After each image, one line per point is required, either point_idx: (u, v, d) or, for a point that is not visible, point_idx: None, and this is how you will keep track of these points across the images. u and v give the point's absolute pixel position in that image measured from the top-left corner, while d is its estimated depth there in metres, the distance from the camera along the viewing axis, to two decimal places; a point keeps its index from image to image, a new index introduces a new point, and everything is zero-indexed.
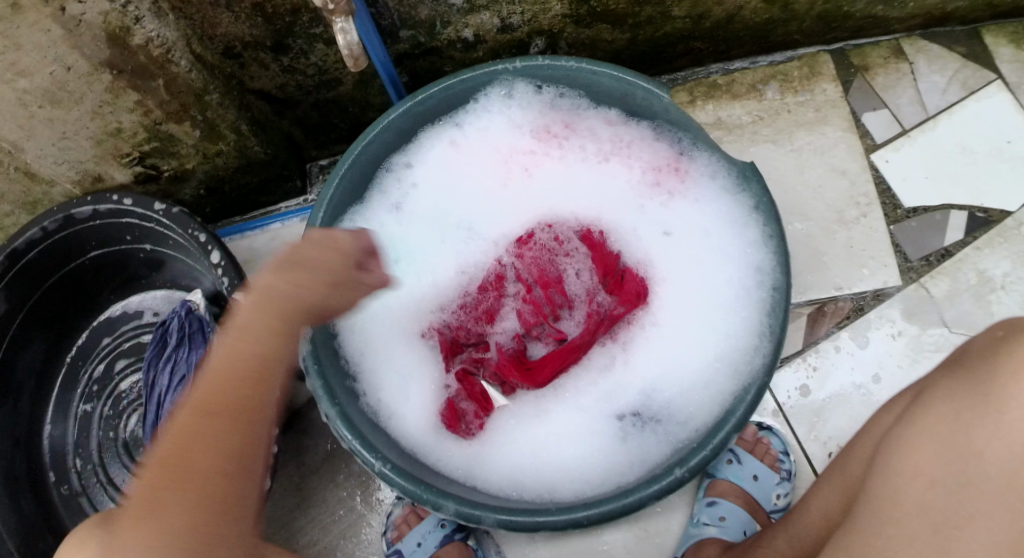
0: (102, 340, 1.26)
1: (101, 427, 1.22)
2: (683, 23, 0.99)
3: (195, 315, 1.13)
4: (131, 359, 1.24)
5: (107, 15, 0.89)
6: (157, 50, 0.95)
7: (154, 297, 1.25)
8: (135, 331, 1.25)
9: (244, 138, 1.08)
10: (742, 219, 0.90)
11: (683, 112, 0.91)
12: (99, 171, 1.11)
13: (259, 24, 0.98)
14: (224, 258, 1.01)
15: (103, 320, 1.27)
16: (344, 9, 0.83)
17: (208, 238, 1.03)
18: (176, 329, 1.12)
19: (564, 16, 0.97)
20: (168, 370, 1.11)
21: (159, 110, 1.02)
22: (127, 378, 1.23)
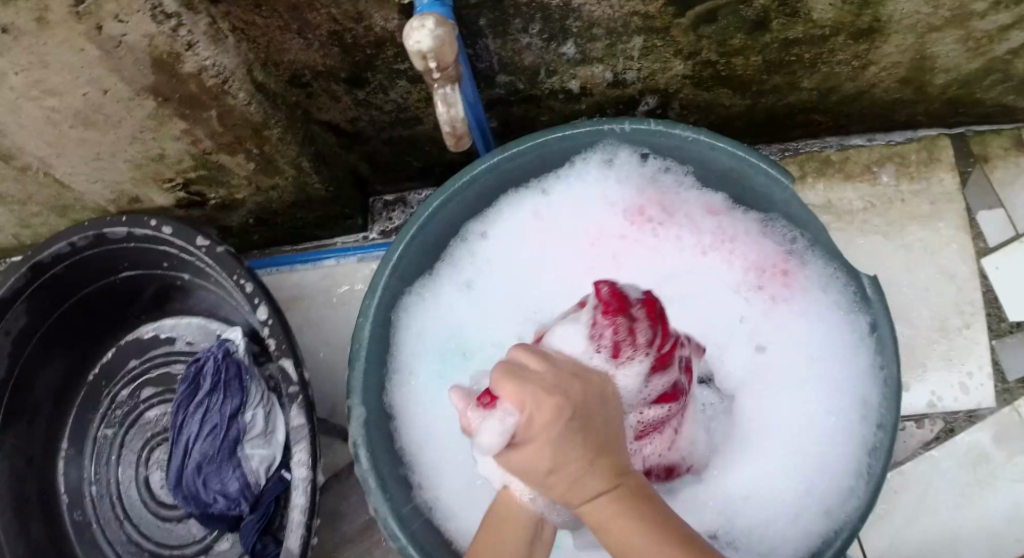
0: (129, 361, 1.11)
1: (120, 460, 1.08)
2: (809, 95, 0.94)
3: (231, 358, 1.00)
4: (158, 388, 1.09)
5: (152, 39, 0.73)
6: (212, 80, 0.79)
7: (189, 324, 1.10)
8: (166, 358, 1.10)
9: (304, 174, 0.95)
10: (851, 343, 0.84)
11: (803, 208, 0.85)
12: (138, 193, 0.96)
13: (335, 55, 0.84)
14: (272, 315, 0.87)
15: (131, 339, 1.12)
16: (451, 76, 0.70)
17: (256, 290, 0.89)
18: (211, 373, 0.99)
19: (684, 76, 0.91)
20: (199, 417, 0.98)
21: (210, 141, 0.87)
22: (153, 408, 1.09)
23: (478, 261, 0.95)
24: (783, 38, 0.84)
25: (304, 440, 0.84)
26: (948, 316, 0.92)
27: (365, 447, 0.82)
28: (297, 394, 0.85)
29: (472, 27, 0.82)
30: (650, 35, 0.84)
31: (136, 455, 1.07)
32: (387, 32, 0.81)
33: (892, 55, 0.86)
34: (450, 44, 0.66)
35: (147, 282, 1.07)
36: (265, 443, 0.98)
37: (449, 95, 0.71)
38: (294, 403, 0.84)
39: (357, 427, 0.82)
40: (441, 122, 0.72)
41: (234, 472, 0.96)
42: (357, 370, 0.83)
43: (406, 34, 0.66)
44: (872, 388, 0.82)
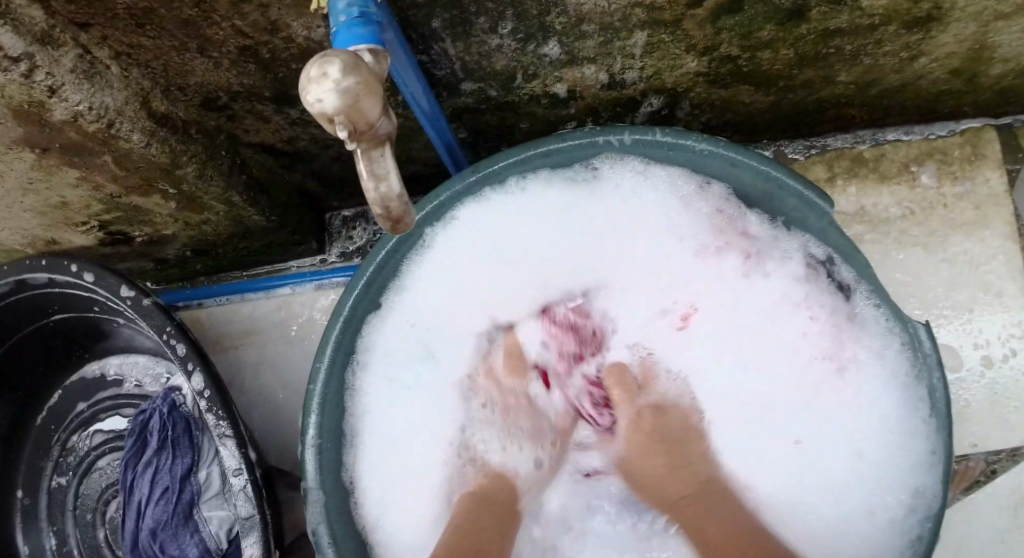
0: (76, 407, 0.91)
1: (76, 516, 0.88)
2: (845, 89, 0.77)
3: (179, 412, 0.82)
4: (109, 436, 0.89)
5: (3, 89, 0.55)
6: (93, 126, 0.60)
7: (136, 363, 0.90)
8: (114, 403, 0.89)
9: (238, 208, 0.77)
10: (904, 412, 0.69)
11: (846, 238, 0.68)
12: (52, 237, 0.78)
13: (253, 72, 0.65)
14: (208, 387, 0.70)
15: (77, 383, 0.92)
16: (378, 137, 0.48)
17: (189, 353, 0.71)
18: (156, 430, 0.81)
19: (697, 74, 0.74)
20: (146, 481, 0.80)
21: (114, 185, 0.69)
22: (104, 457, 0.89)
23: (450, 282, 0.77)
24: (821, 28, 0.67)
25: (254, 534, 0.69)
26: (989, 343, 0.80)
27: (328, 534, 0.68)
28: (243, 483, 0.70)
29: (424, 28, 0.64)
30: (654, 30, 0.67)
31: (88, 514, 0.88)
32: (313, 42, 0.62)
33: (948, 45, 0.69)
34: (368, 96, 0.46)
35: (86, 325, 0.87)
36: (224, 504, 0.81)
37: (377, 162, 0.49)
38: (240, 491, 0.69)
39: (315, 513, 0.68)
40: (369, 200, 0.49)
41: (191, 539, 0.79)
42: (307, 444, 0.68)
43: (302, 87, 0.45)
44: (923, 474, 0.66)
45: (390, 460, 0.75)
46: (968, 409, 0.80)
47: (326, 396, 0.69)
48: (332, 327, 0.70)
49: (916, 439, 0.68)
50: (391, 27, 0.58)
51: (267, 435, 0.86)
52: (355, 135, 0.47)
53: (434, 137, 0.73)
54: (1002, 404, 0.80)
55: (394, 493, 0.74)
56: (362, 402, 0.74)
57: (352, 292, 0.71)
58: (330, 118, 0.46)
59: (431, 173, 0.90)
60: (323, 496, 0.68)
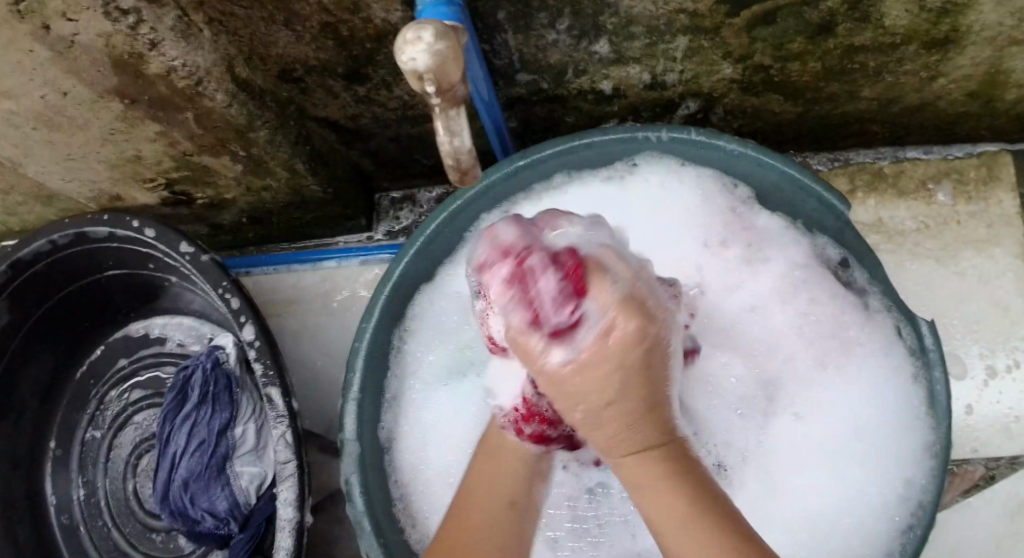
0: (118, 361, 0.96)
1: (109, 466, 0.92)
2: (868, 105, 0.82)
3: (221, 369, 0.86)
4: (148, 392, 0.93)
5: (109, 38, 0.60)
6: (183, 82, 0.66)
7: (179, 324, 0.94)
8: (155, 361, 0.94)
9: (299, 177, 0.82)
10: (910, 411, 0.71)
11: (860, 239, 0.74)
12: (119, 192, 0.83)
13: (329, 47, 0.71)
14: (260, 341, 0.74)
15: (120, 338, 0.96)
16: (457, 98, 0.54)
17: (243, 307, 0.76)
18: (197, 385, 0.85)
19: (732, 81, 0.80)
20: (185, 432, 0.84)
21: (189, 143, 0.74)
22: (142, 411, 0.92)
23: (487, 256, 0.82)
24: (850, 44, 0.73)
25: (290, 480, 0.72)
26: (994, 354, 0.85)
27: (360, 484, 0.71)
28: (283, 431, 0.73)
29: (488, 19, 0.71)
30: (697, 36, 0.73)
31: (121, 465, 0.92)
32: (388, 23, 0.68)
33: (963, 67, 0.75)
34: (453, 61, 0.51)
35: (136, 284, 0.92)
36: (256, 461, 0.84)
37: (452, 120, 0.55)
38: (281, 437, 0.73)
39: (348, 463, 0.71)
40: (443, 153, 0.57)
41: (222, 491, 0.83)
42: (349, 398, 0.72)
43: (398, 49, 0.51)
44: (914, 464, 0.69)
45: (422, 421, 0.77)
46: (972, 415, 0.84)
47: (370, 355, 0.74)
48: (380, 291, 0.75)
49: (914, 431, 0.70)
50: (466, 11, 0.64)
51: (301, 399, 0.89)
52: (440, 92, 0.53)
53: (486, 123, 0.78)
54: (1004, 412, 0.84)
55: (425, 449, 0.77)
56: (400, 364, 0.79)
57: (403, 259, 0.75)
58: (419, 77, 0.51)
59: (475, 162, 0.95)
60: (359, 449, 0.72)
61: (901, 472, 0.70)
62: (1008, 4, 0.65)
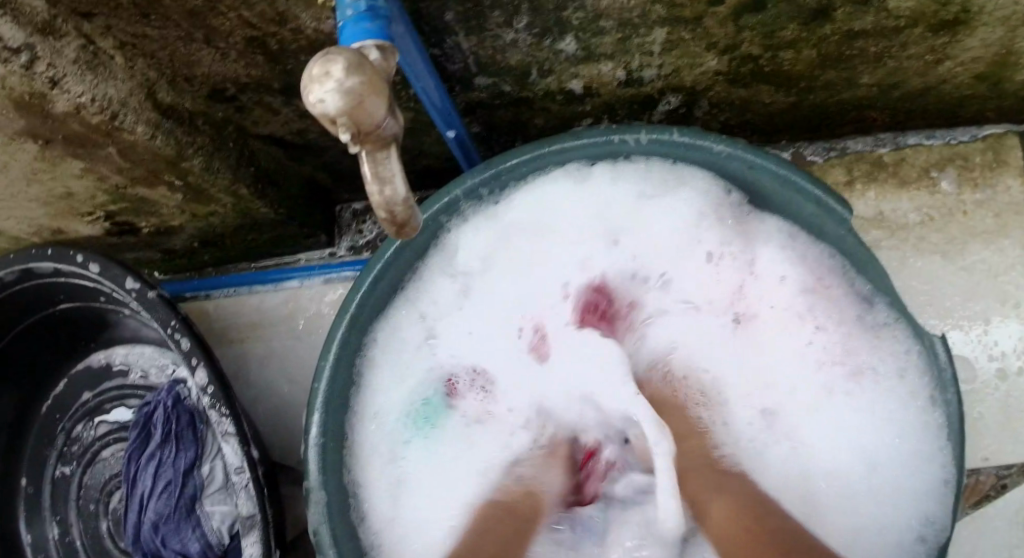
0: (80, 396, 0.86)
1: (76, 507, 0.83)
2: (867, 91, 0.74)
3: (183, 406, 0.79)
4: (114, 427, 0.84)
5: (3, 80, 0.53)
6: (96, 118, 0.59)
7: (141, 354, 0.86)
8: (119, 393, 0.85)
9: (245, 201, 0.76)
10: (917, 455, 0.66)
11: (863, 245, 0.67)
12: (59, 226, 0.76)
13: (261, 64, 0.64)
14: (214, 384, 0.68)
15: (79, 372, 0.87)
16: (383, 139, 0.47)
17: (193, 347, 0.70)
18: (160, 422, 0.78)
19: (716, 73, 0.72)
20: (149, 473, 0.76)
21: (119, 176, 0.67)
22: (108, 447, 0.83)
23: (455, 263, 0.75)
24: (846, 29, 0.64)
25: (255, 531, 0.68)
26: (1006, 355, 0.79)
27: (330, 533, 0.66)
28: (245, 481, 0.69)
29: (437, 22, 0.63)
30: (674, 27, 0.65)
31: (91, 504, 0.82)
32: (323, 35, 0.61)
33: (973, 49, 0.66)
34: (373, 98, 0.44)
35: (90, 313, 0.84)
36: (228, 499, 0.77)
37: (383, 165, 0.48)
38: (243, 485, 0.69)
39: (316, 513, 0.66)
40: (373, 205, 0.49)
41: (193, 533, 0.75)
42: (310, 442, 0.68)
43: (303, 87, 0.44)
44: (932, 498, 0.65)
45: (386, 464, 0.73)
46: (981, 420, 0.79)
47: (330, 394, 0.69)
48: (338, 325, 0.69)
49: (931, 467, 0.65)
50: (401, 21, 0.57)
51: (272, 429, 0.84)
52: (362, 135, 0.45)
53: (447, 136, 0.72)
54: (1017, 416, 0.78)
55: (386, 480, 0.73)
56: (365, 403, 0.73)
57: (363, 287, 0.70)
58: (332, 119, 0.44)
59: (442, 167, 0.88)
60: (325, 497, 0.67)
61: (913, 476, 0.66)
62: None
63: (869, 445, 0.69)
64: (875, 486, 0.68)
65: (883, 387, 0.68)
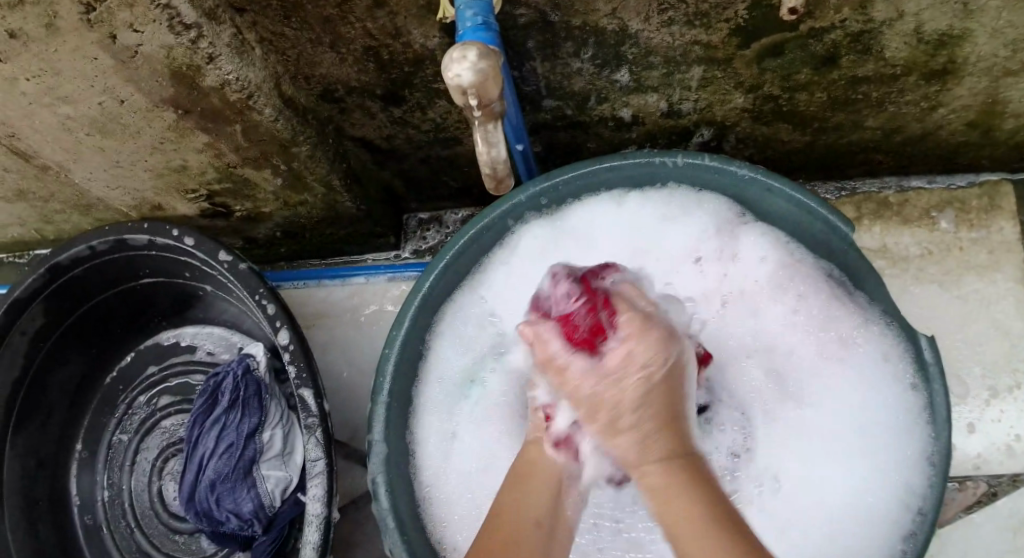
0: (146, 368, 0.95)
1: (134, 468, 0.92)
2: (873, 134, 0.87)
3: (251, 376, 0.85)
4: (176, 399, 0.93)
5: (171, 51, 0.64)
6: (235, 95, 0.70)
7: (210, 334, 0.94)
8: (185, 368, 0.94)
9: (335, 193, 0.85)
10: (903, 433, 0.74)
11: (863, 259, 0.77)
12: (160, 201, 0.86)
13: (370, 70, 0.76)
14: (296, 343, 0.75)
15: (150, 345, 0.96)
16: (494, 114, 0.60)
17: (278, 312, 0.77)
18: (228, 389, 0.84)
19: (743, 109, 0.84)
20: (213, 435, 0.83)
21: (234, 155, 0.77)
22: (170, 417, 0.92)
23: (501, 268, 0.84)
24: (851, 75, 0.78)
25: (319, 478, 0.73)
26: (998, 375, 0.89)
27: (385, 483, 0.73)
28: (313, 432, 0.74)
29: (519, 48, 0.76)
30: (710, 67, 0.78)
31: (146, 467, 0.91)
32: (427, 51, 0.74)
33: (963, 97, 0.79)
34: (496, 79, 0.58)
35: (170, 293, 0.93)
36: (283, 465, 0.83)
37: (491, 133, 0.61)
38: (312, 436, 0.73)
39: (375, 463, 0.73)
40: (482, 163, 0.63)
41: (247, 494, 0.81)
42: (377, 403, 0.74)
43: (445, 66, 0.57)
44: (917, 471, 0.72)
45: (435, 443, 0.78)
46: (974, 433, 0.87)
47: (398, 364, 0.76)
48: (409, 305, 0.77)
49: (918, 439, 0.73)
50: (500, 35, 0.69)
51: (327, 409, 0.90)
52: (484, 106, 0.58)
53: (516, 149, 0.82)
54: (1006, 432, 0.87)
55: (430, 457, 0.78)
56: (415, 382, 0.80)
57: (428, 277, 0.78)
58: (463, 90, 0.57)
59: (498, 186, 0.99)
60: (384, 452, 0.73)
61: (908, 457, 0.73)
62: (1001, 36, 0.70)
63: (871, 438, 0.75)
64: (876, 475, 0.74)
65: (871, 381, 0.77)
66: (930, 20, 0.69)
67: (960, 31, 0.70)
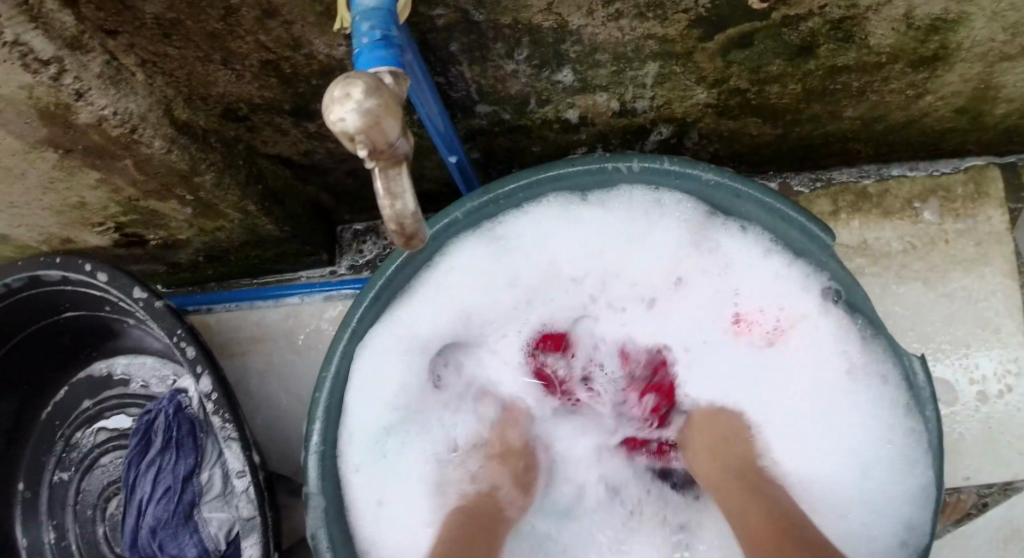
0: (82, 403, 0.92)
1: (77, 512, 0.89)
2: (851, 124, 0.77)
3: (184, 414, 0.81)
4: (113, 434, 0.90)
5: (31, 90, 0.57)
6: (116, 130, 0.62)
7: (143, 364, 0.90)
8: (121, 401, 0.90)
9: (253, 218, 0.79)
10: (899, 463, 0.70)
11: (848, 273, 0.70)
12: (68, 235, 0.79)
13: (274, 86, 0.68)
14: (217, 390, 0.70)
15: (83, 378, 0.92)
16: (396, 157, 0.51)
17: (198, 356, 0.72)
18: (162, 429, 0.81)
19: (705, 105, 0.75)
20: (148, 479, 0.79)
21: (133, 189, 0.71)
22: (108, 454, 0.89)
23: (446, 284, 0.78)
24: (829, 65, 0.68)
25: (254, 535, 0.70)
26: (986, 379, 0.82)
27: (327, 539, 0.69)
28: (245, 486, 0.70)
29: (441, 52, 0.67)
30: (666, 62, 0.69)
31: (89, 506, 0.88)
32: (334, 60, 0.65)
33: (952, 85, 0.70)
34: (389, 119, 0.49)
35: (96, 324, 0.88)
36: (224, 507, 0.80)
37: (394, 180, 0.52)
38: (244, 490, 0.70)
39: (315, 517, 0.69)
40: (384, 218, 0.53)
41: (190, 539, 0.79)
42: (310, 450, 0.70)
43: (325, 107, 0.48)
44: (903, 504, 0.69)
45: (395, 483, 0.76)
46: (962, 442, 0.82)
47: (331, 404, 0.71)
48: (339, 339, 0.72)
49: (914, 471, 0.69)
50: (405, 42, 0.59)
51: (268, 440, 0.85)
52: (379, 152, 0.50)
53: (449, 161, 0.75)
54: (996, 439, 0.81)
55: (379, 490, 0.75)
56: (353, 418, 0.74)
57: (360, 306, 0.72)
58: (350, 136, 0.48)
59: (441, 191, 0.92)
60: (323, 501, 0.70)
61: (889, 480, 0.70)
62: (1000, 20, 0.60)
63: (851, 456, 0.72)
64: (854, 493, 0.71)
65: (851, 396, 0.72)
66: (922, 4, 0.59)
67: (957, 16, 0.60)
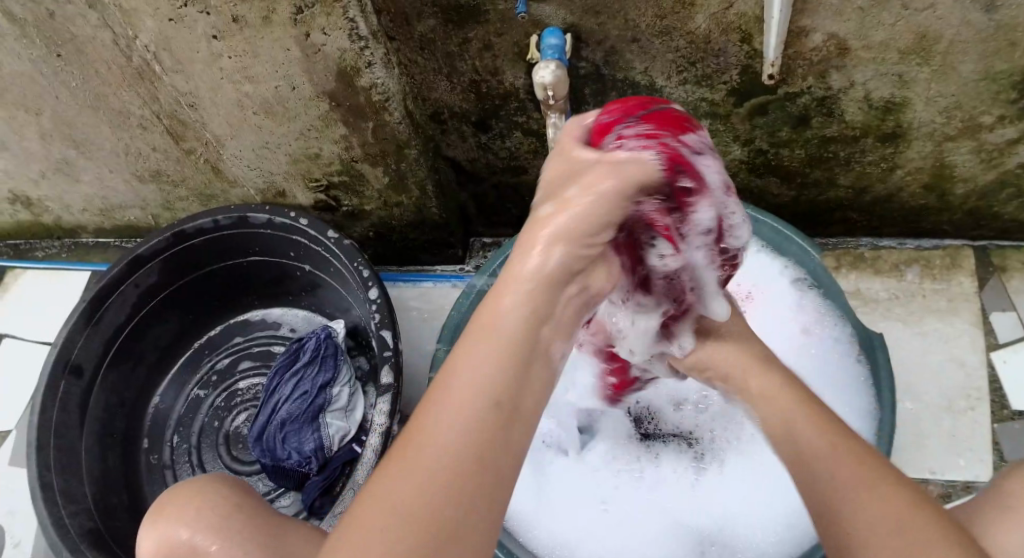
0: (232, 338, 1.30)
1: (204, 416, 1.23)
2: (845, 192, 1.15)
3: (331, 340, 1.17)
4: (255, 364, 1.26)
5: (344, 53, 0.95)
6: (378, 96, 1.02)
7: (295, 315, 1.29)
8: (268, 340, 1.28)
9: (426, 198, 1.19)
10: (852, 397, 0.97)
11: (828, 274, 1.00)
12: (285, 187, 1.21)
13: (470, 100, 1.08)
14: (382, 297, 1.05)
15: (239, 319, 1.31)
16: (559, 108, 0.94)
17: (370, 275, 1.07)
18: (311, 348, 1.16)
19: (740, 161, 1.14)
20: (292, 382, 1.13)
21: (359, 149, 1.10)
22: (246, 380, 1.25)
23: None
24: (821, 134, 1.06)
25: (386, 394, 1.01)
26: (955, 397, 1.07)
27: None
28: (387, 359, 1.03)
29: (577, 94, 1.07)
30: (713, 121, 1.08)
31: (223, 411, 1.23)
32: (514, 86, 1.05)
33: (915, 160, 1.06)
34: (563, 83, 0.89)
35: (266, 268, 1.24)
36: (341, 416, 1.11)
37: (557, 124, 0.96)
38: (385, 364, 1.03)
39: None
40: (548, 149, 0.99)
41: (312, 434, 1.09)
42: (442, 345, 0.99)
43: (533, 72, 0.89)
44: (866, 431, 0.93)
45: None
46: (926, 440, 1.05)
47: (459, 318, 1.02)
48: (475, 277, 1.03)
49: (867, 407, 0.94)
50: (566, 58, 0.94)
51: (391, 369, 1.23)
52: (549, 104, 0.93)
53: None
54: (962, 442, 1.05)
55: None
56: None
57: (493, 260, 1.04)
58: (544, 86, 0.89)
59: None
60: None
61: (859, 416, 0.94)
62: (934, 104, 0.97)
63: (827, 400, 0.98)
64: None
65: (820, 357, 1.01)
66: (875, 90, 0.97)
67: (901, 100, 0.98)
